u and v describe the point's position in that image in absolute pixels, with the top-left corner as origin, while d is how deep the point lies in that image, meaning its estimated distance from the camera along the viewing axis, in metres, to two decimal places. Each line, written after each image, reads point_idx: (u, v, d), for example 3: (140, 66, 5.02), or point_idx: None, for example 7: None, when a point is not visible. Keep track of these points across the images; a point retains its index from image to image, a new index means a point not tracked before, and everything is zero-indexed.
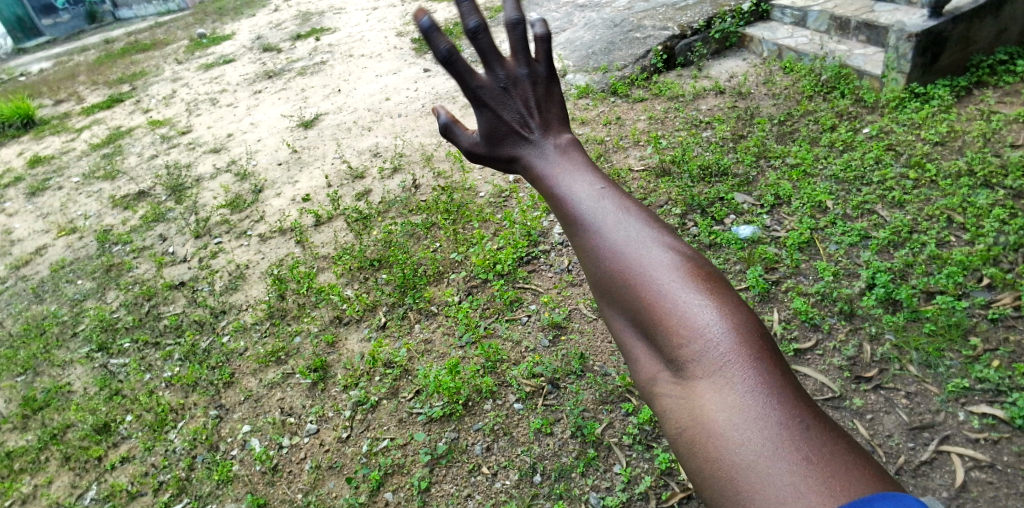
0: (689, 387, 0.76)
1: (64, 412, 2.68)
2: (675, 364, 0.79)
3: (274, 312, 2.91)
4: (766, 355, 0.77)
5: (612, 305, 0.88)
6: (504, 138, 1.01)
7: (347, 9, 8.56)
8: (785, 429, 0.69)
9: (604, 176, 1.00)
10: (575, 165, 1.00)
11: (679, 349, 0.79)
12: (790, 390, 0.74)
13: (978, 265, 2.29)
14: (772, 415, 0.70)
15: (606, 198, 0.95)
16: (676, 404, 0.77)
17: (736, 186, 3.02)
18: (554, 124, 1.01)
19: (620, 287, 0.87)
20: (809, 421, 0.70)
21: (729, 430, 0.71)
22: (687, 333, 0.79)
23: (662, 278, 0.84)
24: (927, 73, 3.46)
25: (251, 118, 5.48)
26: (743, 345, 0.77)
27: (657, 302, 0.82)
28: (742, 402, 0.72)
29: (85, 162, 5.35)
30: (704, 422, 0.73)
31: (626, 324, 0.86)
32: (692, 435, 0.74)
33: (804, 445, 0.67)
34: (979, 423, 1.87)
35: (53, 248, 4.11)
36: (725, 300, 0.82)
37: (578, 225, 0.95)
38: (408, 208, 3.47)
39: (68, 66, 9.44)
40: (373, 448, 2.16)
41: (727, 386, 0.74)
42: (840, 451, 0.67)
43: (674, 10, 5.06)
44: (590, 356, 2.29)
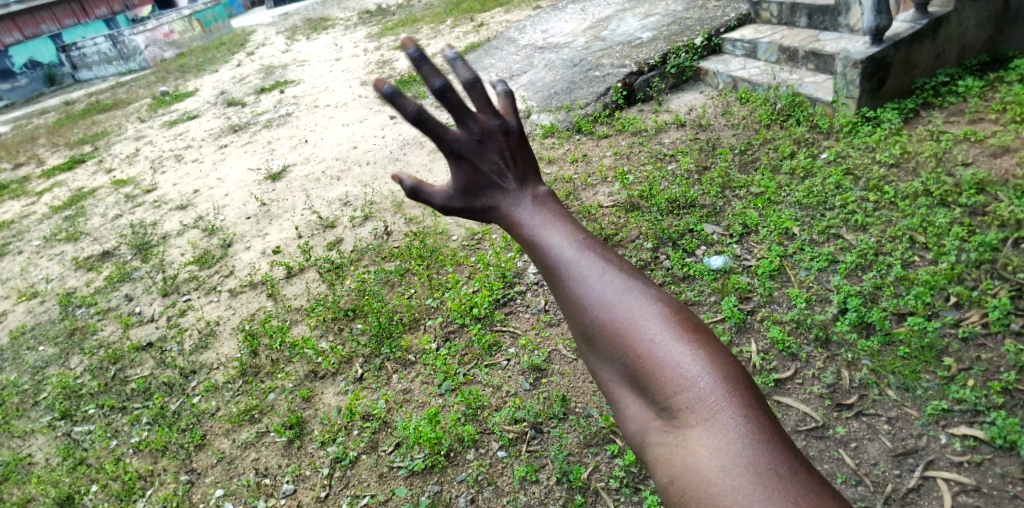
0: (680, 434, 0.84)
1: (24, 486, 2.54)
2: (665, 413, 0.86)
3: (247, 369, 2.83)
4: (748, 400, 0.85)
5: (602, 358, 0.97)
6: (481, 190, 1.09)
7: (311, 59, 8.67)
8: (772, 471, 0.76)
9: (586, 233, 1.09)
10: (552, 217, 1.10)
11: (669, 398, 0.87)
12: (770, 432, 0.82)
13: (944, 284, 2.35)
14: (756, 453, 0.78)
15: (591, 255, 1.04)
16: (667, 451, 0.84)
17: (704, 217, 3.08)
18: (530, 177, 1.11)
19: (610, 341, 0.95)
20: (790, 461, 0.78)
21: (718, 472, 0.78)
22: (675, 383, 0.87)
23: (649, 331, 0.93)
24: (876, 98, 3.61)
25: (218, 171, 5.44)
26: (727, 391, 0.85)
27: (646, 354, 0.91)
28: (728, 445, 0.79)
29: (47, 224, 5.23)
30: (694, 467, 0.80)
31: (617, 377, 0.94)
32: (684, 482, 0.80)
33: (788, 482, 0.74)
34: (961, 445, 1.89)
35: (13, 315, 3.97)
36: (709, 350, 0.90)
37: (565, 283, 1.03)
38: (380, 255, 3.46)
39: (28, 129, 9.32)
40: (354, 507, 2.08)
41: (714, 430, 0.81)
42: (820, 487, 0.75)
43: (630, 48, 5.23)
44: (571, 398, 2.27)
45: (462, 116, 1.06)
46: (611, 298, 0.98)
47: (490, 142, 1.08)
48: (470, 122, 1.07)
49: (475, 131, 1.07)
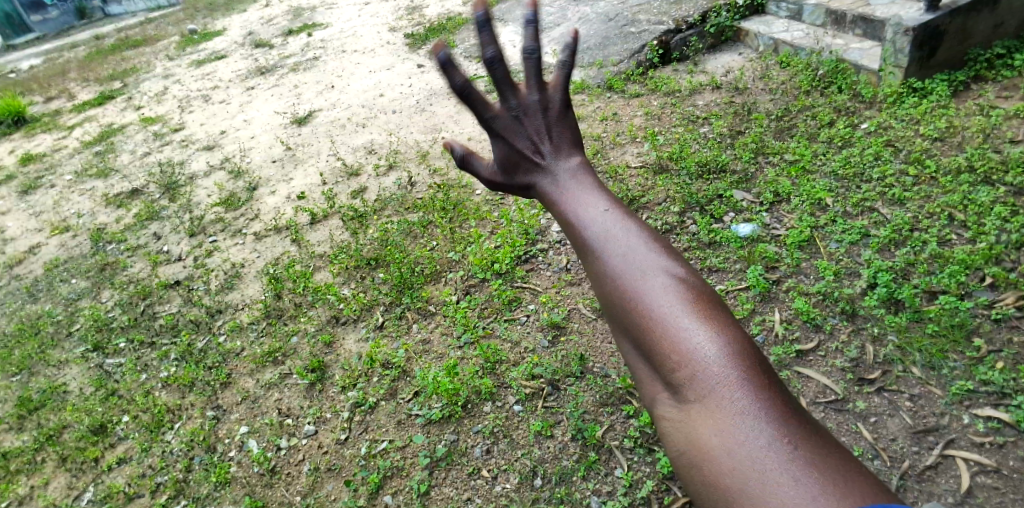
0: (691, 409, 0.81)
1: (60, 413, 2.65)
2: (675, 388, 0.84)
3: (271, 311, 2.89)
4: (763, 376, 0.82)
5: (617, 329, 0.95)
6: (518, 166, 1.10)
7: (338, 4, 8.50)
8: (788, 452, 0.73)
9: (612, 198, 1.05)
10: (581, 189, 1.06)
11: (681, 371, 0.84)
12: (787, 413, 0.78)
13: (980, 265, 2.28)
14: (771, 435, 0.75)
15: (611, 222, 1.01)
16: (677, 425, 0.82)
17: (734, 183, 3.01)
18: (565, 149, 1.09)
19: (625, 314, 0.92)
20: (805, 441, 0.75)
21: (725, 448, 0.76)
22: (686, 356, 0.84)
23: (664, 302, 0.89)
24: (925, 67, 3.44)
25: (245, 114, 5.44)
26: (742, 365, 0.82)
27: (659, 326, 0.88)
28: (740, 423, 0.77)
29: (78, 160, 5.30)
30: (707, 447, 0.77)
31: (630, 348, 0.92)
32: (694, 458, 0.79)
33: (799, 463, 0.72)
34: (984, 427, 1.86)
35: (47, 247, 4.07)
36: (724, 323, 0.87)
37: (586, 253, 1.01)
38: (403, 206, 3.45)
39: (57, 64, 9.35)
40: (372, 449, 2.14)
41: (726, 405, 0.79)
42: (833, 466, 0.72)
43: (668, 5, 5.03)
44: (589, 357, 2.28)
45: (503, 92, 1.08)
46: (627, 269, 0.95)
47: (526, 118, 1.08)
48: (510, 98, 1.08)
49: (512, 107, 1.08)
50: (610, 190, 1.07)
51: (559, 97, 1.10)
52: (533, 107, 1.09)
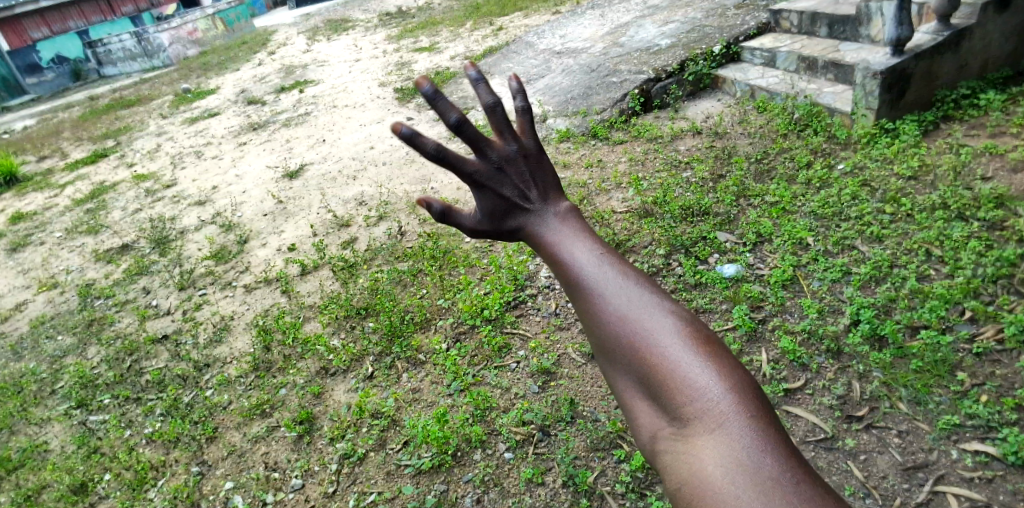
0: (692, 441, 0.83)
1: (40, 473, 2.59)
2: (674, 421, 0.86)
3: (260, 364, 2.87)
4: (759, 413, 0.84)
5: (616, 365, 0.95)
6: (505, 214, 1.10)
7: (330, 61, 8.77)
8: (786, 485, 0.75)
9: (603, 244, 1.10)
10: (571, 232, 1.10)
11: (681, 407, 0.86)
12: (784, 448, 0.81)
13: (960, 298, 2.32)
14: (767, 469, 0.77)
15: (607, 265, 1.04)
16: (676, 459, 0.83)
17: (717, 225, 3.07)
18: (552, 193, 1.13)
19: (626, 350, 0.94)
20: (800, 474, 0.77)
21: (722, 482, 0.77)
22: (688, 393, 0.86)
23: (663, 341, 0.92)
24: (895, 108, 3.58)
25: (236, 169, 5.52)
26: (738, 401, 0.84)
27: (660, 363, 0.90)
28: (737, 455, 0.79)
29: (68, 217, 5.33)
30: (704, 478, 0.79)
31: (629, 384, 0.94)
32: (691, 491, 0.80)
33: (798, 495, 0.74)
34: (972, 461, 1.86)
35: (34, 304, 4.06)
36: (720, 360, 0.90)
37: (584, 293, 1.03)
38: (394, 255, 3.48)
39: (52, 124, 9.48)
40: (360, 503, 2.10)
41: (725, 439, 0.81)
42: (828, 504, 0.73)
43: (648, 55, 5.23)
44: (579, 402, 2.27)
45: (480, 147, 1.08)
46: (627, 310, 0.97)
47: (509, 167, 1.10)
48: (489, 152, 1.08)
49: (494, 160, 1.08)
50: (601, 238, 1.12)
51: (533, 142, 1.12)
52: (514, 155, 1.10)
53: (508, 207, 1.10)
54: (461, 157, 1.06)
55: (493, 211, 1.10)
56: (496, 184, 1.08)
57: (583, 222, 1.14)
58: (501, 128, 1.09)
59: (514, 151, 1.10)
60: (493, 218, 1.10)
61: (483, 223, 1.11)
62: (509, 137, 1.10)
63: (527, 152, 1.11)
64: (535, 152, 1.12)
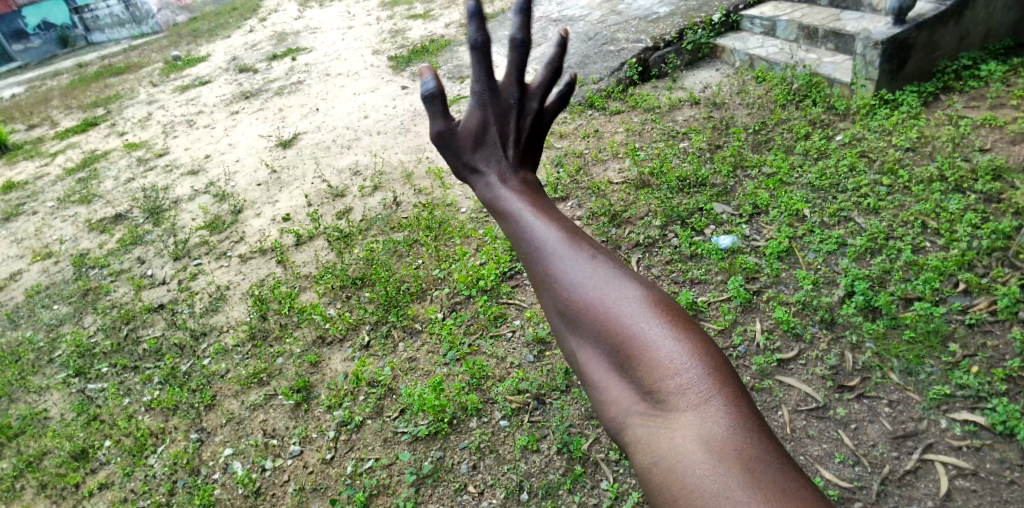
0: (660, 420, 0.75)
1: (40, 439, 2.61)
2: (640, 401, 0.78)
3: (256, 333, 2.88)
4: (730, 391, 0.77)
5: (579, 337, 0.87)
6: (482, 153, 1.10)
7: (323, 27, 8.60)
8: (762, 469, 0.68)
9: (568, 211, 1.00)
10: (532, 205, 1.05)
11: (648, 386, 0.78)
12: (758, 431, 0.73)
13: (954, 270, 2.33)
14: (740, 452, 0.70)
15: (570, 229, 0.95)
16: (643, 441, 0.75)
17: (714, 197, 3.06)
18: (530, 159, 1.12)
19: (591, 324, 0.85)
20: (776, 460, 0.70)
21: (690, 466, 0.70)
22: (656, 369, 0.78)
23: (630, 312, 0.84)
24: (895, 79, 3.54)
25: (229, 138, 5.46)
26: (710, 380, 0.77)
27: (626, 336, 0.82)
28: (708, 438, 0.71)
29: (61, 186, 5.28)
30: (672, 462, 0.71)
31: (592, 360, 0.85)
32: (657, 477, 0.72)
33: (774, 480, 0.67)
34: (961, 431, 1.90)
35: (28, 273, 4.04)
36: (691, 336, 0.82)
37: (544, 262, 0.94)
38: (389, 225, 3.47)
39: (41, 91, 9.32)
40: (358, 469, 2.13)
41: (695, 419, 0.73)
42: (804, 493, 0.66)
43: (647, 23, 5.14)
44: (574, 371, 2.29)
45: (462, 119, 1.10)
46: (592, 280, 0.89)
47: (503, 119, 1.10)
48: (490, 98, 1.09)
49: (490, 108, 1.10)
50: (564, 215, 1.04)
51: (537, 103, 1.11)
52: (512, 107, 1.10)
53: (490, 153, 1.10)
54: (461, 91, 1.09)
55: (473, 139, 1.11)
56: (480, 154, 1.11)
57: (545, 199, 1.09)
58: (481, 99, 1.11)
59: (493, 122, 1.11)
60: (467, 156, 1.11)
61: (461, 164, 1.13)
62: (513, 88, 1.10)
63: (525, 109, 1.10)
64: (536, 112, 1.11)
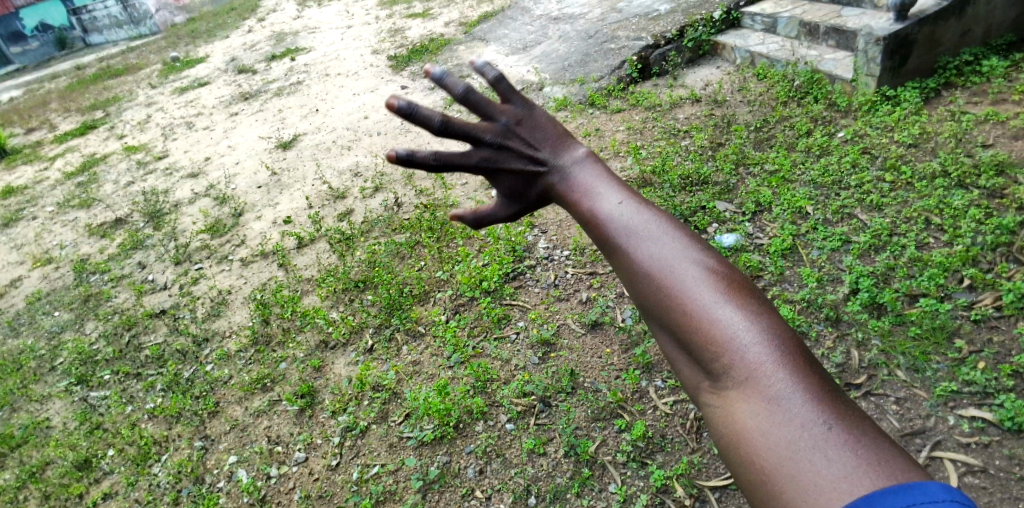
0: (731, 392, 0.81)
1: (44, 449, 2.61)
2: (713, 374, 0.83)
3: (259, 338, 2.87)
4: (803, 360, 0.81)
5: (650, 317, 0.92)
6: (523, 194, 1.10)
7: (320, 28, 8.57)
8: (830, 435, 0.73)
9: (631, 189, 1.03)
10: (596, 179, 1.04)
11: (719, 360, 0.82)
12: (829, 397, 0.78)
13: (959, 267, 2.32)
14: (810, 419, 0.75)
15: (636, 215, 0.98)
16: (717, 411, 0.82)
17: (717, 195, 3.05)
18: (555, 145, 1.08)
19: (660, 303, 0.90)
20: (847, 422, 0.75)
21: (763, 432, 0.76)
22: (728, 345, 0.82)
23: (698, 293, 0.87)
24: (897, 75, 3.53)
25: (228, 141, 5.44)
26: (781, 352, 0.81)
27: (695, 314, 0.85)
28: (781, 406, 0.76)
29: (59, 191, 5.26)
30: (742, 426, 0.78)
31: (665, 335, 0.90)
32: (733, 440, 0.79)
33: (839, 445, 0.72)
34: (969, 427, 1.89)
35: (29, 280, 4.03)
36: (761, 309, 0.85)
37: (609, 243, 0.98)
38: (390, 227, 3.46)
39: (37, 95, 9.29)
40: (364, 474, 2.12)
41: (764, 393, 0.78)
42: (875, 456, 0.71)
43: (646, 21, 5.11)
44: (579, 373, 2.28)
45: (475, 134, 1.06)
46: (659, 259, 0.92)
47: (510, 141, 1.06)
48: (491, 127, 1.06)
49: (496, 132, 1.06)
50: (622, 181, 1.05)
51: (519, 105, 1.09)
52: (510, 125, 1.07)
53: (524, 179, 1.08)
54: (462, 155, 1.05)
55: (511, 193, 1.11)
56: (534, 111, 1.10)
57: (604, 165, 1.07)
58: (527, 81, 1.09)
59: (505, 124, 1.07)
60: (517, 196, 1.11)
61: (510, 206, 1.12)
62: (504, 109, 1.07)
63: (522, 117, 1.08)
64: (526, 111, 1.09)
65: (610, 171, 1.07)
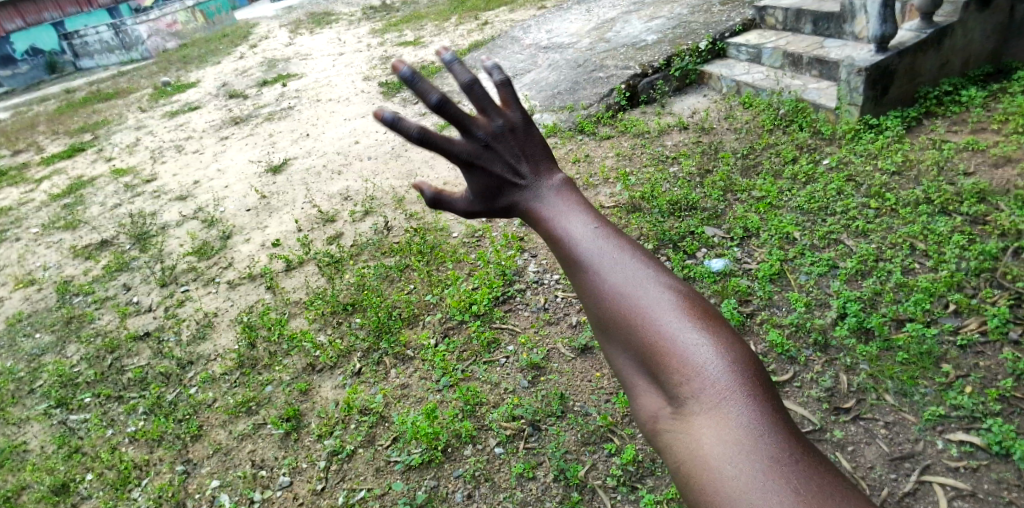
0: (690, 419, 0.80)
1: (19, 474, 2.53)
2: (673, 400, 0.83)
3: (245, 361, 2.83)
4: (762, 390, 0.81)
5: (614, 343, 0.92)
6: (498, 191, 1.03)
7: (313, 54, 8.66)
8: (785, 464, 0.73)
9: (600, 218, 1.04)
10: (567, 204, 1.04)
11: (681, 386, 0.82)
12: (786, 427, 0.78)
13: (944, 292, 2.35)
14: (768, 447, 0.74)
15: (604, 240, 0.99)
16: (676, 437, 0.80)
17: (705, 220, 3.09)
18: (544, 167, 1.05)
19: (625, 328, 0.90)
20: (802, 454, 0.75)
21: (722, 459, 0.75)
22: (690, 370, 0.83)
23: (666, 318, 0.88)
24: (879, 105, 3.62)
25: (218, 163, 5.44)
26: (740, 380, 0.81)
27: (659, 339, 0.86)
28: (739, 435, 0.76)
29: (45, 212, 5.21)
30: (701, 451, 0.77)
31: (628, 361, 0.90)
32: (692, 466, 0.78)
33: (795, 475, 0.72)
34: (957, 451, 1.89)
35: (10, 301, 3.96)
36: (723, 337, 0.86)
37: (577, 268, 0.98)
38: (380, 250, 3.45)
39: (26, 117, 9.26)
40: (350, 499, 2.08)
41: (723, 421, 0.78)
42: (831, 489, 0.71)
43: (635, 50, 5.23)
44: (569, 396, 2.27)
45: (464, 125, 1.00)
46: (625, 284, 0.93)
47: (498, 143, 1.01)
48: (475, 129, 1.00)
49: (481, 138, 1.00)
50: (594, 208, 1.06)
51: (518, 114, 1.04)
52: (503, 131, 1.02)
53: (499, 184, 1.03)
54: (448, 138, 0.99)
55: (483, 189, 1.03)
56: (485, 161, 1.01)
57: (579, 194, 1.07)
58: (485, 104, 1.01)
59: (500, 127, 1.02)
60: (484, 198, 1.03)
61: (476, 204, 1.05)
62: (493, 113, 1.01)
63: (514, 125, 1.03)
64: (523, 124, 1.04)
65: (582, 197, 1.07)
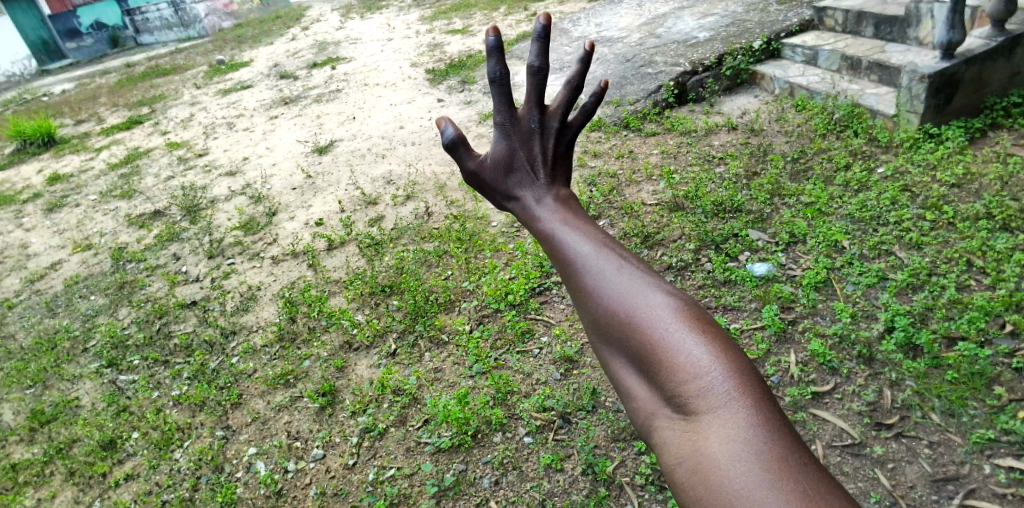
0: (688, 423, 0.78)
1: (71, 427, 2.66)
2: (671, 403, 0.81)
3: (285, 334, 2.91)
4: (759, 394, 0.79)
5: (610, 347, 0.90)
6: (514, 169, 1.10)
7: (363, 39, 8.78)
8: (784, 464, 0.70)
9: (597, 230, 1.05)
10: (567, 216, 1.06)
11: (678, 389, 0.80)
12: (785, 432, 0.75)
13: (1000, 311, 2.26)
14: (766, 448, 0.72)
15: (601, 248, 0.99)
16: (676, 438, 0.78)
17: (750, 223, 3.02)
18: (560, 179, 1.11)
19: (621, 332, 0.89)
20: (802, 457, 0.72)
21: (719, 461, 0.72)
22: (687, 373, 0.81)
23: (663, 322, 0.86)
24: (941, 114, 3.47)
25: (267, 142, 5.58)
26: (739, 384, 0.79)
27: (655, 342, 0.85)
28: (738, 436, 0.73)
29: (104, 181, 5.44)
30: (699, 453, 0.74)
31: (624, 365, 0.88)
32: (687, 469, 0.75)
33: (793, 475, 0.69)
34: (1005, 477, 1.82)
35: (68, 263, 4.16)
36: (719, 343, 0.85)
37: (576, 272, 0.98)
38: (420, 235, 3.50)
39: (90, 89, 9.66)
40: (380, 476, 2.13)
41: (720, 424, 0.75)
42: (832, 490, 0.68)
43: (686, 47, 5.13)
44: (602, 391, 2.26)
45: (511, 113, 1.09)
46: (621, 290, 0.92)
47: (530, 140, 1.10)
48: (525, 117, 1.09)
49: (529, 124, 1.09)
50: (593, 223, 1.07)
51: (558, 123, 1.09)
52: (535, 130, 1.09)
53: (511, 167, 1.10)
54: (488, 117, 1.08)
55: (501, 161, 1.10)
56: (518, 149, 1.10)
57: (580, 210, 1.11)
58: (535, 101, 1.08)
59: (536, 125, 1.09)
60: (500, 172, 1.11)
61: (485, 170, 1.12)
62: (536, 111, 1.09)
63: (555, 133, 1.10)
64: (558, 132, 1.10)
65: (581, 213, 1.10)
